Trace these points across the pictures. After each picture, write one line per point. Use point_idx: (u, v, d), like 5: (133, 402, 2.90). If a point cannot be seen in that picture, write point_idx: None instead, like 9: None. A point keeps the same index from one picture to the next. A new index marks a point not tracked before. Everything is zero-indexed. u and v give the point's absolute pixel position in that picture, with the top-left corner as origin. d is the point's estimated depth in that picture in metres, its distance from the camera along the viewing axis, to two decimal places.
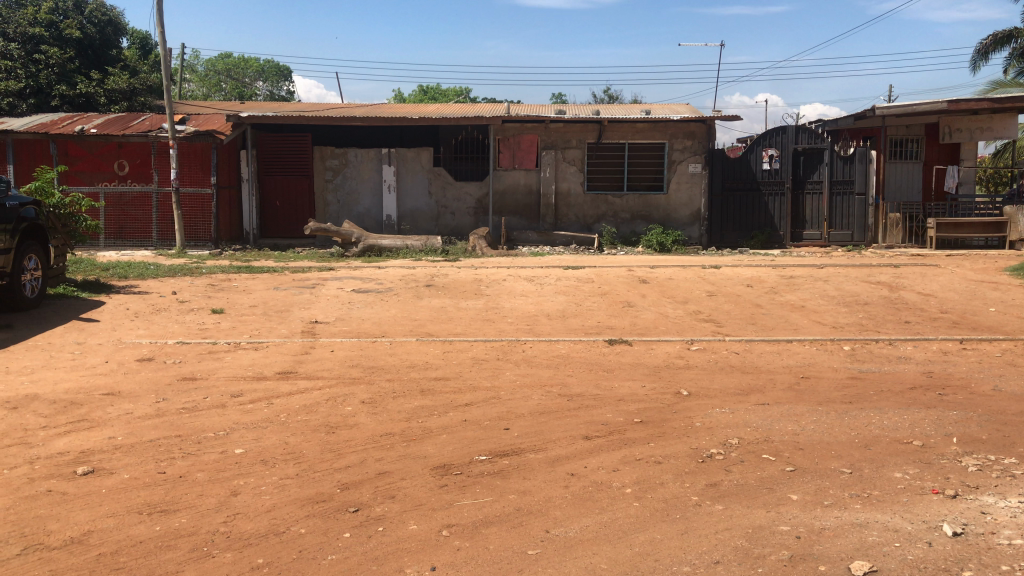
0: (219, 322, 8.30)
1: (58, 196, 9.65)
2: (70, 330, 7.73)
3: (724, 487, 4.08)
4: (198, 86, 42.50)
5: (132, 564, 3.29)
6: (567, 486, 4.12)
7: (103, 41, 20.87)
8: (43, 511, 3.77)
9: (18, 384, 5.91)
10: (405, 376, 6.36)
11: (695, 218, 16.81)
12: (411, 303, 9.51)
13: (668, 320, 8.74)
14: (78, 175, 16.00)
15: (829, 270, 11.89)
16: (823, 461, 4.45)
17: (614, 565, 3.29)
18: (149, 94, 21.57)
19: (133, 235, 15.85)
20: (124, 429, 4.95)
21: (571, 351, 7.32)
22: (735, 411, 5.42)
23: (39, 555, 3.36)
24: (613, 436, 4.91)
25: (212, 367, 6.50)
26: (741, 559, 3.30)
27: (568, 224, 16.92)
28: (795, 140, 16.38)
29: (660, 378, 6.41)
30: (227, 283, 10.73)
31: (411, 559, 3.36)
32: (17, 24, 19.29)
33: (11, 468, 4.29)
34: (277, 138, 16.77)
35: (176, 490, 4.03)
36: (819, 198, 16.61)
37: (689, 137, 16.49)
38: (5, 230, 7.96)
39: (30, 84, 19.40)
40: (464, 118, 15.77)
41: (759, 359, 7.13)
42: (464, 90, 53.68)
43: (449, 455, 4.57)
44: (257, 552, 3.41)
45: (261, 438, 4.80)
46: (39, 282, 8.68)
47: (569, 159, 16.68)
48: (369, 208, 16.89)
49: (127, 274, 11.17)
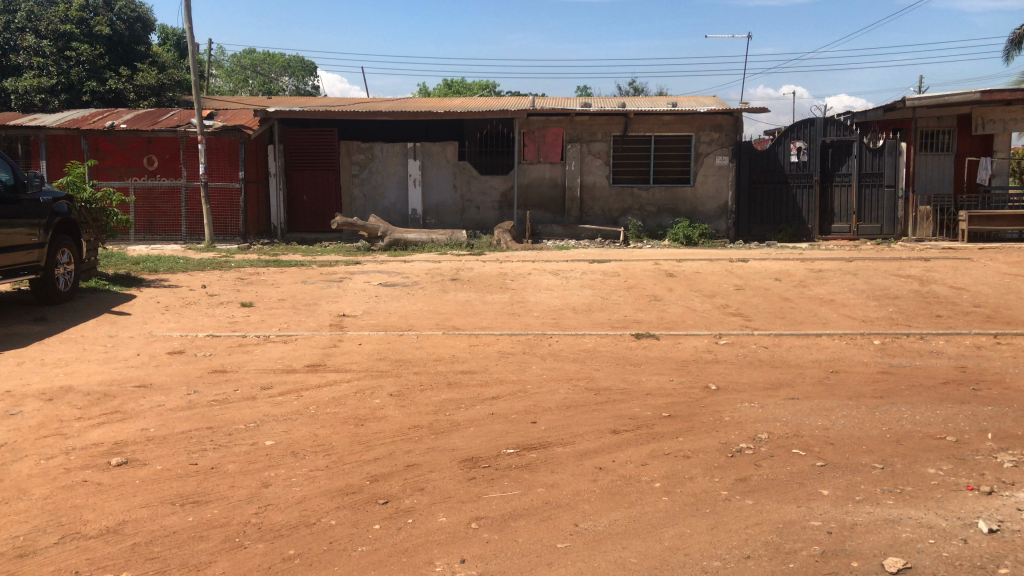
0: (248, 315, 8.37)
1: (89, 191, 9.78)
2: (102, 323, 7.82)
3: (754, 481, 4.06)
4: (225, 83, 43.21)
5: (165, 554, 3.33)
6: (596, 480, 4.11)
7: (132, 37, 20.99)
8: (79, 500, 3.83)
9: (51, 377, 5.99)
10: (432, 369, 6.36)
11: (721, 211, 16.68)
12: (437, 296, 9.54)
13: (695, 314, 8.68)
14: (108, 170, 16.22)
15: (859, 264, 11.71)
16: (854, 456, 4.41)
17: (643, 560, 3.28)
18: (177, 90, 21.78)
19: (163, 229, 16.20)
20: (156, 421, 5.00)
21: (598, 345, 7.28)
22: (764, 406, 5.38)
23: (76, 544, 3.41)
24: (641, 431, 4.89)
25: (241, 361, 6.53)
26: (772, 554, 3.28)
27: (593, 218, 16.86)
28: (824, 132, 16.25)
29: (687, 372, 6.37)
30: (255, 278, 10.78)
31: (441, 552, 3.37)
32: (48, 22, 19.65)
33: (46, 459, 4.36)
34: (303, 133, 16.84)
35: (207, 482, 4.06)
36: (848, 190, 16.43)
37: (716, 129, 16.38)
38: (39, 226, 8.07)
39: (62, 81, 19.61)
40: (490, 112, 15.68)
41: (787, 353, 7.06)
42: (489, 84, 53.57)
43: (476, 448, 4.58)
44: (287, 543, 3.44)
45: (291, 431, 4.84)
46: (72, 276, 8.80)
47: (595, 152, 16.64)
48: (394, 203, 16.98)
49: (157, 268, 11.28)
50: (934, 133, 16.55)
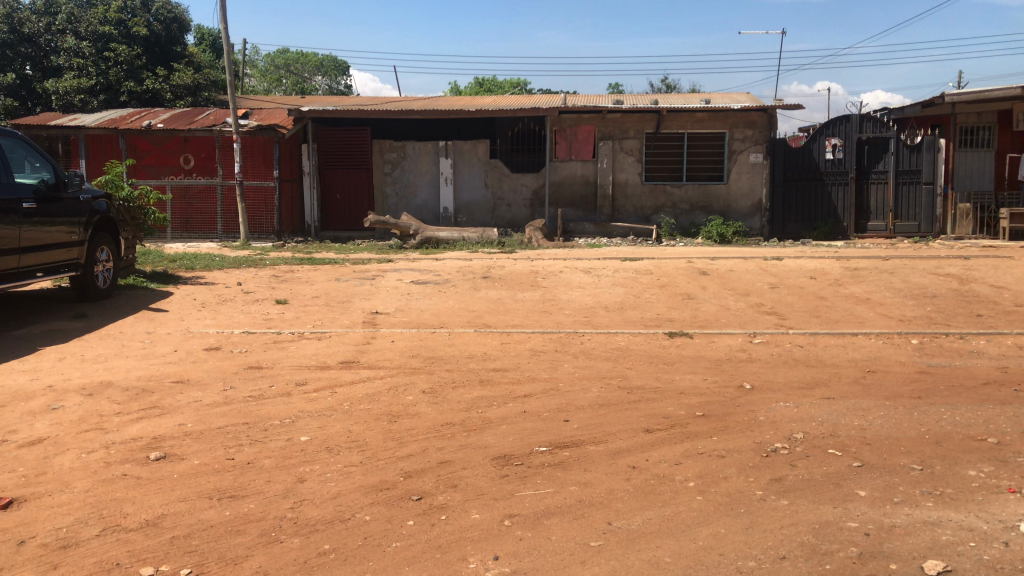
0: (283, 312, 8.45)
1: (127, 190, 9.92)
2: (140, 319, 7.95)
3: (789, 481, 4.02)
4: (259, 82, 43.65)
5: (203, 548, 3.38)
6: (630, 479, 4.10)
7: (168, 37, 21.30)
8: (119, 494, 3.89)
9: (91, 372, 6.10)
10: (465, 367, 6.38)
11: (756, 208, 16.53)
12: (469, 294, 9.56)
13: (729, 313, 8.60)
14: (146, 169, 16.46)
15: (896, 263, 11.53)
16: (892, 457, 4.35)
17: (677, 559, 3.26)
18: (212, 89, 22.05)
19: (199, 227, 16.41)
20: (194, 417, 5.06)
21: (630, 344, 7.25)
22: (800, 405, 5.32)
23: (116, 537, 3.47)
24: (675, 430, 4.86)
25: (276, 357, 6.60)
26: (808, 555, 3.25)
27: (625, 216, 16.79)
28: (860, 128, 16.00)
29: (721, 371, 6.32)
30: (290, 275, 10.88)
31: (474, 548, 3.38)
32: (87, 23, 20.00)
33: (87, 453, 4.44)
34: (336, 132, 16.98)
35: (244, 477, 4.11)
36: (884, 187, 16.21)
37: (750, 126, 16.26)
38: (79, 224, 8.22)
39: (100, 82, 19.96)
40: (521, 110, 15.65)
41: (823, 352, 6.98)
42: (520, 82, 53.55)
43: (509, 446, 4.58)
44: (323, 538, 3.47)
45: (326, 427, 4.88)
46: (111, 273, 8.95)
47: (627, 150, 16.56)
48: (426, 201, 17.12)
49: (193, 266, 11.43)
50: (975, 129, 15.86)
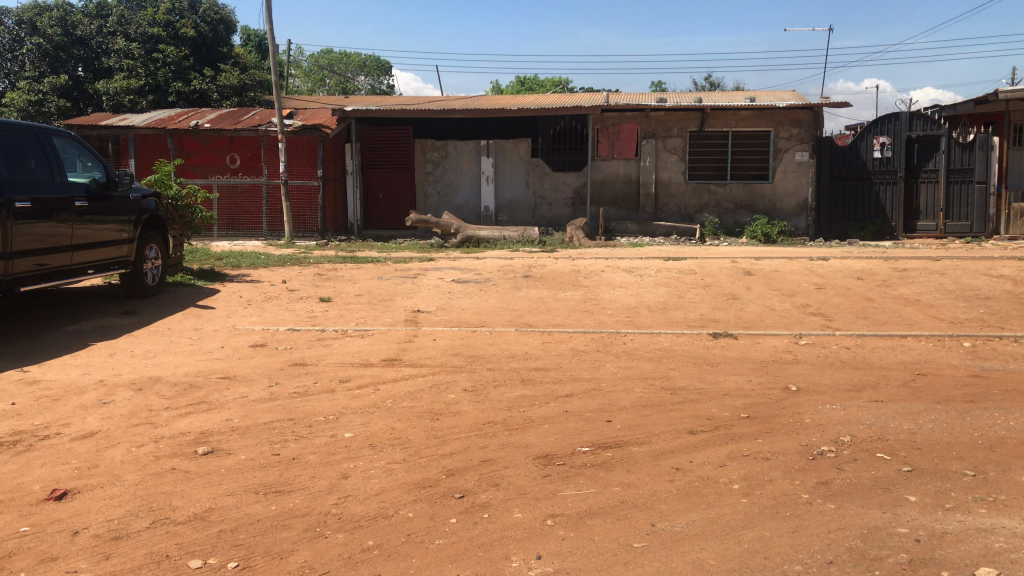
0: (326, 310, 8.54)
1: (176, 188, 10.09)
2: (188, 316, 8.09)
3: (836, 485, 3.95)
4: (303, 83, 44.13)
5: (250, 541, 3.43)
6: (673, 481, 4.06)
7: (215, 38, 21.65)
8: (168, 487, 3.96)
9: (141, 368, 6.22)
10: (506, 366, 6.38)
11: (801, 208, 16.30)
12: (510, 293, 9.57)
13: (774, 314, 8.49)
14: (193, 168, 16.76)
15: (947, 263, 11.28)
16: (943, 462, 4.25)
17: (722, 562, 3.23)
18: (257, 90, 22.38)
19: (245, 226, 16.66)
20: (240, 412, 5.14)
21: (673, 344, 7.20)
22: (847, 408, 5.23)
23: (165, 529, 3.54)
24: (719, 432, 4.81)
25: (320, 354, 6.67)
26: (856, 561, 3.19)
27: (668, 215, 16.66)
28: (909, 126, 15.71)
29: (766, 373, 6.24)
30: (333, 273, 10.99)
31: (517, 547, 3.38)
32: (137, 25, 20.44)
33: (137, 446, 4.53)
34: (379, 131, 17.10)
35: (289, 472, 4.16)
36: (935, 186, 15.87)
37: (796, 124, 16.03)
38: (129, 222, 8.39)
39: (149, 82, 20.28)
40: (563, 109, 15.60)
41: (871, 354, 6.86)
42: (562, 80, 53.43)
43: (551, 446, 4.58)
44: (367, 534, 3.50)
45: (369, 423, 4.92)
46: (159, 271, 9.12)
47: (670, 148, 16.41)
48: (467, 200, 17.16)
49: (239, 264, 11.60)
50: None
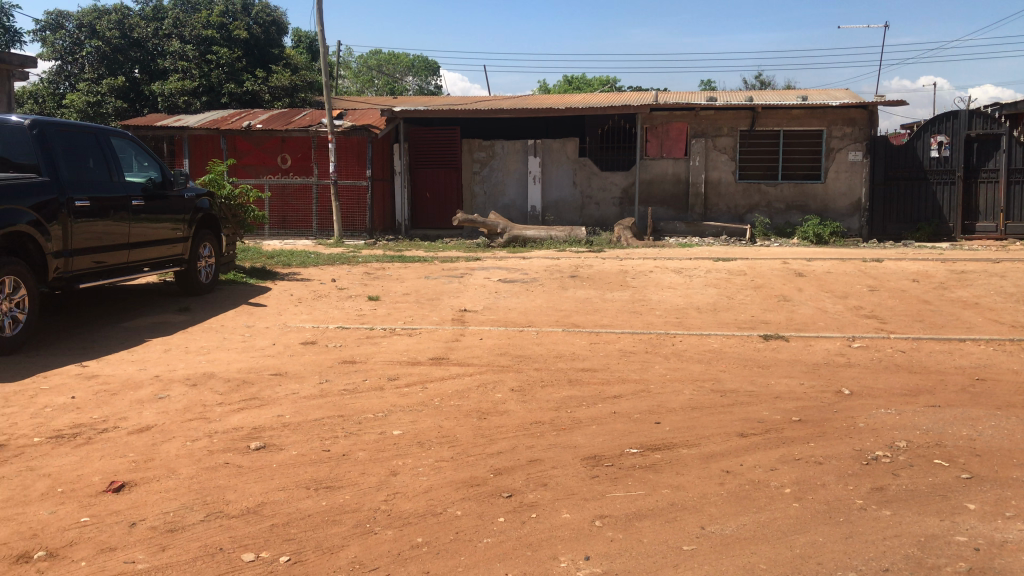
0: (375, 308, 8.62)
1: (229, 188, 10.28)
2: (240, 313, 8.23)
3: (891, 491, 3.87)
4: (352, 83, 44.59)
5: (301, 536, 3.47)
6: (723, 484, 4.02)
7: (267, 40, 22.15)
8: (221, 481, 4.04)
9: (195, 363, 6.35)
10: (553, 366, 6.37)
11: (855, 208, 16.00)
12: (557, 293, 9.55)
13: (826, 316, 8.35)
14: (245, 168, 17.06)
15: (1008, 266, 10.97)
16: (1004, 469, 4.13)
17: (774, 567, 3.18)
18: (307, 91, 22.72)
19: (295, 225, 16.90)
20: (291, 409, 5.21)
21: (723, 346, 7.11)
22: (902, 413, 5.12)
23: (218, 522, 3.60)
24: (770, 435, 4.74)
25: (369, 352, 6.73)
26: (913, 569, 3.12)
27: (717, 215, 16.48)
28: (968, 125, 15.31)
29: (819, 376, 6.14)
30: (381, 272, 11.09)
31: (565, 548, 3.37)
32: (192, 28, 20.86)
33: (192, 441, 4.62)
34: (427, 131, 17.22)
35: (339, 468, 4.20)
36: (995, 187, 15.48)
37: (849, 124, 15.74)
38: (184, 221, 8.57)
39: (203, 84, 20.71)
40: (612, 108, 15.52)
41: (927, 358, 6.70)
42: (610, 80, 53.21)
43: (599, 446, 4.56)
44: (415, 531, 3.52)
45: (417, 421, 4.95)
46: (212, 268, 9.30)
47: (720, 148, 16.24)
48: (514, 199, 17.19)
49: (289, 262, 11.77)
50: None
